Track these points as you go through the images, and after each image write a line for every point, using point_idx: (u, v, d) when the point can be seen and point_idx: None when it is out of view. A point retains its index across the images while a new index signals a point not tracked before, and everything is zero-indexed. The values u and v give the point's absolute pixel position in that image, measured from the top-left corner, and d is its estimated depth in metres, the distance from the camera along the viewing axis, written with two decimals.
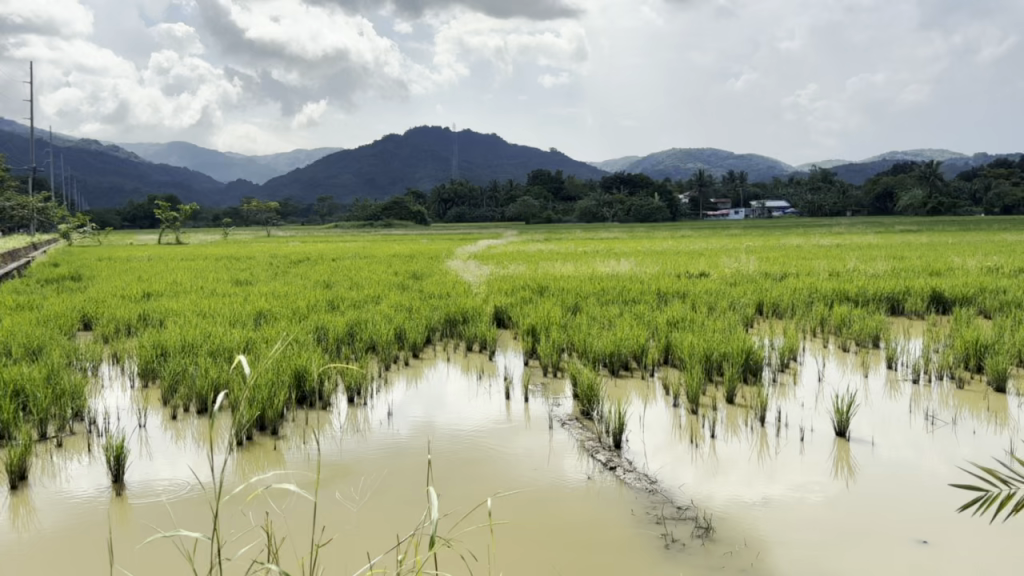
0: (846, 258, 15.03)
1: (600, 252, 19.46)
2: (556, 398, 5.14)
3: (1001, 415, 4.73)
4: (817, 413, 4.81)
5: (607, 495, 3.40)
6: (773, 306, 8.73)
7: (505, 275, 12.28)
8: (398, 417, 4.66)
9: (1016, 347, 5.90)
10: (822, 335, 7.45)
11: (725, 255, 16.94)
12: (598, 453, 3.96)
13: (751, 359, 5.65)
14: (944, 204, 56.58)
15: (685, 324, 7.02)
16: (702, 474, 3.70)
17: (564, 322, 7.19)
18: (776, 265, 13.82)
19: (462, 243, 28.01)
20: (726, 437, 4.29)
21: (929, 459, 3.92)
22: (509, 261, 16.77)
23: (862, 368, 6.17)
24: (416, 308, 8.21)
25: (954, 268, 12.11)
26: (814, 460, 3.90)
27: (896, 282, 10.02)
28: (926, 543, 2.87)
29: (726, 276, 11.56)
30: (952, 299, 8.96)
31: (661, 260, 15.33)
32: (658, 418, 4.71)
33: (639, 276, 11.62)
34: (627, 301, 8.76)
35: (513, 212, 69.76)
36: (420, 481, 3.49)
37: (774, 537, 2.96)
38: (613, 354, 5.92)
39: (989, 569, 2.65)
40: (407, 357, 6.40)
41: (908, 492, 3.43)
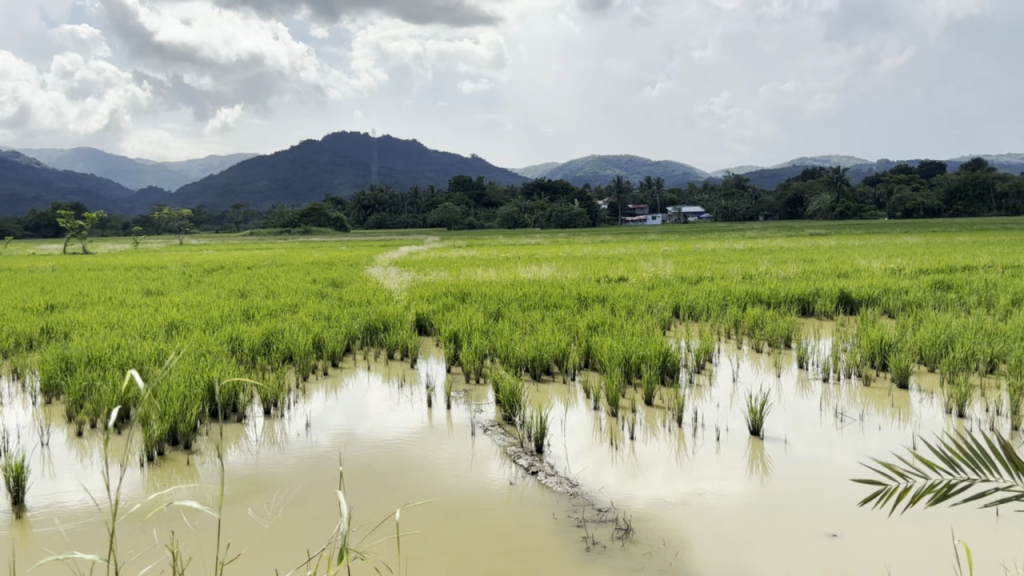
0: (757, 262, 15.47)
1: (519, 258, 19.63)
2: (478, 404, 5.14)
3: (904, 411, 4.93)
4: (732, 413, 4.93)
5: (527, 500, 3.42)
6: (689, 309, 8.93)
7: (427, 281, 12.24)
8: (317, 428, 4.59)
9: (917, 345, 6.19)
10: (736, 336, 7.65)
11: (643, 260, 17.26)
12: (520, 458, 3.98)
13: (669, 360, 5.76)
14: (852, 210, 58.77)
15: (605, 328, 7.10)
16: (621, 476, 3.75)
17: (486, 328, 7.20)
18: (692, 268, 14.13)
19: (383, 251, 27.87)
20: (645, 438, 4.36)
21: (838, 455, 4.05)
22: (429, 266, 16.74)
23: (775, 368, 6.35)
24: (336, 317, 8.10)
25: (859, 270, 12.62)
26: (729, 459, 3.99)
27: (806, 284, 10.39)
28: (835, 537, 2.97)
29: (643, 280, 11.78)
30: (859, 300, 9.31)
31: (582, 265, 15.51)
32: (578, 422, 4.75)
33: (560, 281, 11.73)
34: (548, 306, 8.83)
35: (433, 218, 69.57)
36: (335, 492, 3.44)
37: (691, 536, 3.02)
38: (535, 358, 5.96)
39: (896, 559, 2.75)
40: (326, 366, 6.31)
41: (818, 488, 3.54)
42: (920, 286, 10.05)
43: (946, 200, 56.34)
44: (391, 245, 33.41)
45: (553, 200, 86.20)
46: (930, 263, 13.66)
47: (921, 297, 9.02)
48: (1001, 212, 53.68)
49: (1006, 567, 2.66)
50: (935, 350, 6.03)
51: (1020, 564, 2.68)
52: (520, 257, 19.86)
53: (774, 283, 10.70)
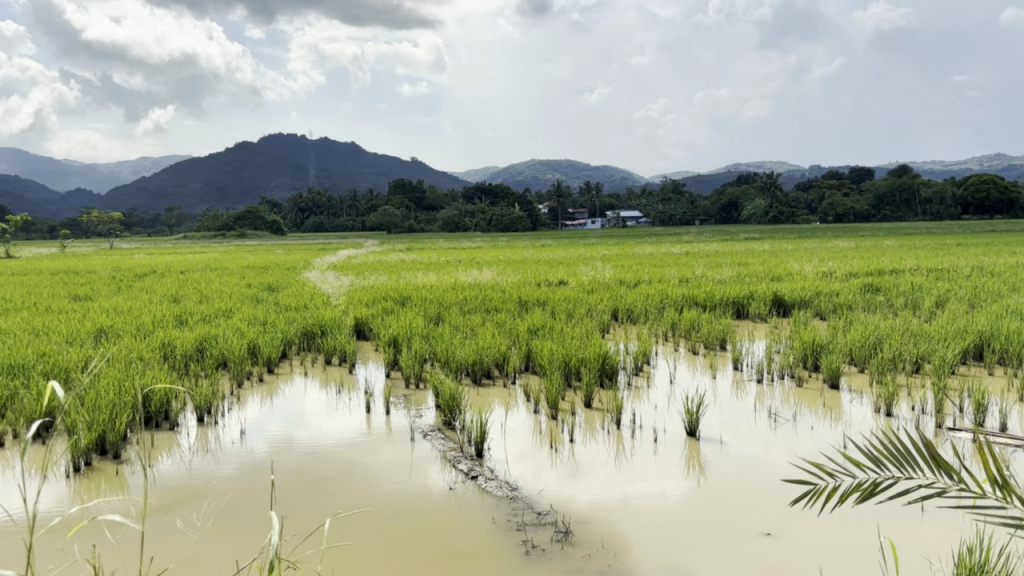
0: (694, 265, 15.73)
1: (460, 261, 19.57)
2: (417, 410, 5.10)
3: (835, 411, 5.05)
4: (670, 414, 5.00)
5: (466, 505, 3.40)
6: (628, 312, 9.03)
7: (366, 286, 12.12)
8: (253, 435, 4.50)
9: (847, 346, 6.36)
10: (673, 339, 7.76)
11: (583, 263, 17.40)
12: (460, 463, 3.96)
13: (608, 363, 5.83)
14: (785, 215, 60.12)
15: (545, 332, 7.14)
16: (561, 478, 3.76)
17: (427, 333, 7.16)
18: (631, 271, 14.30)
19: (321, 255, 27.54)
20: (584, 441, 4.39)
21: (772, 454, 4.13)
22: (369, 270, 16.62)
23: (711, 370, 6.47)
24: (272, 322, 7.96)
25: (792, 273, 12.93)
26: (668, 460, 4.04)
27: (741, 288, 10.59)
28: (768, 536, 3.03)
29: (583, 284, 11.85)
30: (791, 303, 9.53)
31: (522, 269, 15.55)
32: (519, 425, 4.76)
33: (500, 285, 11.74)
34: (488, 310, 8.84)
35: (373, 222, 69.02)
36: (268, 502, 3.38)
37: (629, 537, 3.05)
38: (475, 362, 5.95)
39: (827, 557, 2.82)
40: (261, 372, 6.20)
41: (752, 487, 3.61)
42: (850, 289, 10.32)
43: (875, 206, 58.10)
44: (329, 249, 33.00)
45: (493, 204, 86.29)
46: (860, 267, 14.04)
47: (850, 299, 9.29)
48: (925, 216, 55.62)
49: (930, 561, 2.75)
50: (865, 351, 6.21)
51: (943, 557, 2.78)
52: (460, 261, 19.74)
53: (710, 286, 10.89)
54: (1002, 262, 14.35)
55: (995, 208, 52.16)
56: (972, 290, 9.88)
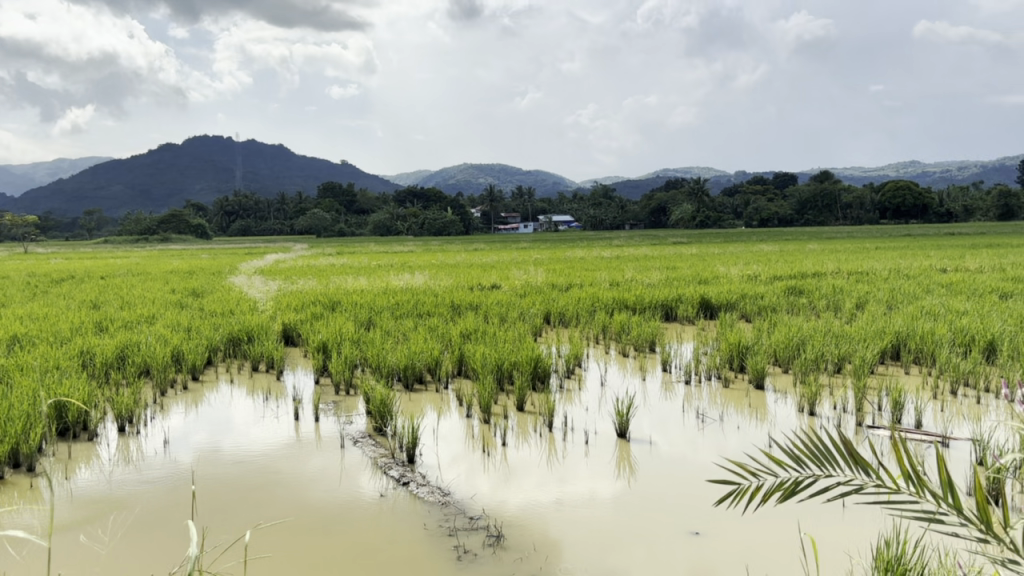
0: (623, 269, 15.93)
1: (391, 265, 19.43)
2: (348, 416, 5.04)
3: (760, 411, 5.17)
4: (600, 416, 5.04)
5: (398, 512, 3.37)
6: (559, 316, 9.08)
7: (294, 290, 11.91)
8: (178, 445, 4.38)
9: (772, 348, 6.52)
10: (604, 342, 7.84)
11: (515, 267, 17.44)
12: (391, 469, 3.93)
13: (539, 366, 5.85)
14: (712, 219, 61.44)
15: (478, 335, 7.13)
16: (494, 482, 3.76)
17: (357, 338, 7.08)
18: (562, 275, 14.39)
19: (246, 259, 26.97)
20: (517, 444, 4.40)
21: (699, 454, 4.21)
22: (297, 275, 16.39)
23: (640, 372, 6.56)
24: (197, 328, 7.76)
25: (718, 277, 13.19)
26: (598, 462, 4.08)
27: (669, 291, 10.76)
28: (696, 534, 3.08)
29: (515, 288, 11.90)
30: (717, 305, 9.72)
31: (454, 273, 15.49)
32: (451, 430, 4.74)
33: (432, 289, 11.70)
34: (420, 314, 8.80)
35: (302, 225, 68.00)
36: (186, 513, 3.28)
37: (560, 539, 3.07)
38: (407, 368, 5.92)
39: (753, 554, 2.88)
40: (185, 380, 6.03)
41: (679, 487, 3.66)
42: (775, 292, 10.60)
43: (798, 210, 59.77)
44: (256, 253, 32.38)
45: (425, 207, 85.97)
46: (783, 270, 14.45)
47: (774, 302, 9.54)
48: (844, 221, 57.54)
49: (850, 555, 2.84)
50: (789, 352, 6.37)
51: (862, 551, 2.87)
52: (392, 265, 19.60)
53: (639, 289, 11.04)
54: (916, 266, 14.95)
55: (910, 213, 54.25)
56: (889, 292, 10.24)
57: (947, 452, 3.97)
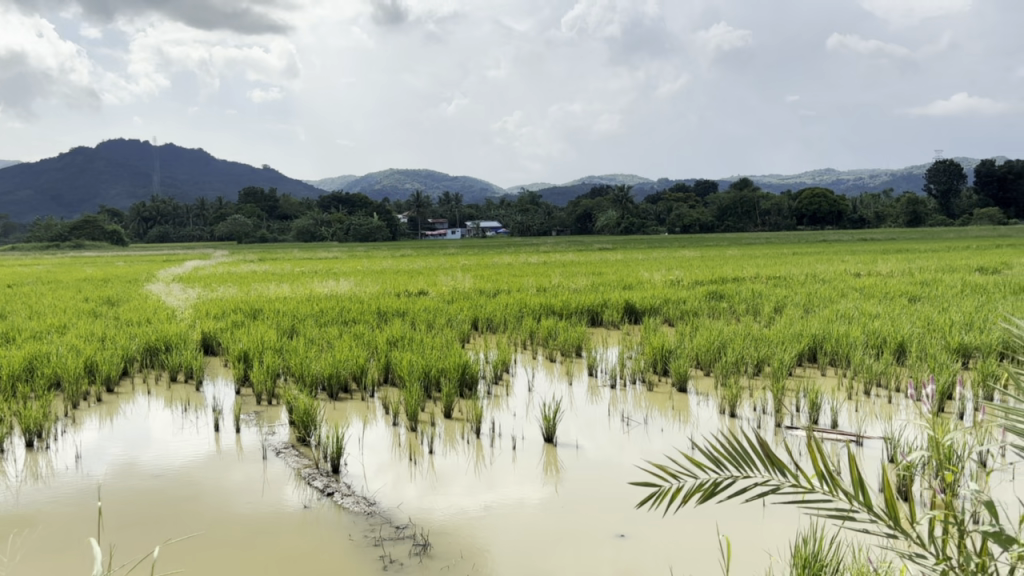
0: (550, 275, 16.01)
1: (315, 273, 19.11)
2: (270, 427, 4.94)
3: (684, 413, 5.27)
4: (528, 422, 5.06)
5: (322, 523, 3.31)
6: (487, 322, 9.10)
7: (215, 298, 11.65)
8: (92, 460, 4.22)
9: (694, 351, 6.65)
10: (531, 347, 7.89)
11: (442, 273, 17.38)
12: (315, 479, 3.86)
13: (467, 373, 5.84)
14: (636, 225, 62.42)
15: (404, 343, 7.08)
16: (422, 491, 3.73)
17: (280, 346, 6.95)
18: (490, 281, 14.40)
19: (164, 265, 26.23)
20: (444, 452, 4.37)
21: (625, 457, 4.27)
22: (217, 282, 16.01)
23: (567, 376, 6.61)
24: (112, 337, 7.50)
25: (642, 282, 13.40)
26: (526, 467, 4.08)
27: (594, 296, 10.90)
28: (622, 537, 3.11)
29: (442, 294, 11.88)
30: (642, 310, 9.87)
31: (379, 280, 15.33)
32: (378, 439, 4.69)
33: (358, 295, 11.59)
34: (345, 322, 8.68)
35: (222, 231, 66.35)
36: (92, 531, 3.15)
37: (488, 546, 3.06)
38: (332, 376, 5.83)
39: (678, 555, 2.92)
40: (99, 391, 5.82)
41: (606, 491, 3.70)
42: (697, 296, 10.84)
43: (719, 217, 61.25)
44: (174, 260, 31.44)
45: (350, 213, 84.99)
46: (704, 275, 14.73)
47: (696, 306, 9.74)
48: (763, 227, 59.16)
49: (770, 553, 2.91)
50: (710, 355, 6.51)
51: (781, 549, 2.95)
52: (316, 272, 19.26)
53: (566, 295, 11.15)
54: (832, 271, 15.46)
55: (825, 220, 56.15)
56: (805, 295, 10.58)
57: (860, 451, 4.11)
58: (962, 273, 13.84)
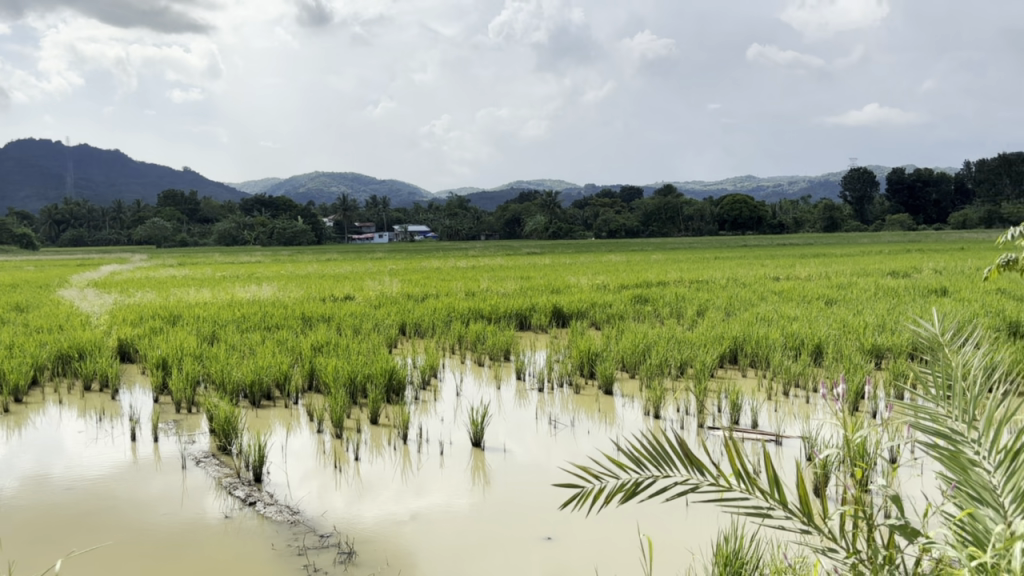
0: (478, 279, 16.01)
1: (237, 277, 18.66)
2: (190, 436, 4.80)
3: (610, 415, 5.34)
4: (455, 426, 5.06)
5: (244, 533, 3.24)
6: (415, 326, 9.05)
7: (132, 303, 11.32)
8: (0, 473, 4.03)
9: (620, 354, 6.74)
10: (460, 351, 7.87)
11: (368, 277, 17.21)
12: (237, 489, 3.77)
13: (394, 379, 5.80)
14: (564, 230, 62.93)
15: (330, 348, 6.98)
16: (347, 498, 3.68)
17: (200, 353, 6.78)
18: (417, 285, 14.33)
19: (77, 269, 25.33)
20: (370, 458, 4.33)
21: (551, 460, 4.29)
22: (133, 287, 15.48)
23: (494, 380, 6.62)
24: (21, 345, 7.19)
25: (570, 286, 13.51)
26: (453, 472, 4.07)
27: (523, 300, 10.94)
28: (549, 540, 3.13)
29: (369, 298, 11.79)
30: (569, 314, 9.95)
31: (303, 284, 15.07)
32: (302, 446, 4.62)
33: (281, 300, 11.41)
34: (269, 327, 8.51)
35: (140, 236, 64.25)
36: None
37: (414, 552, 3.03)
38: (255, 384, 5.71)
39: (604, 556, 2.95)
40: (7, 402, 5.58)
41: (532, 493, 3.72)
42: (623, 300, 10.98)
43: (644, 223, 62.20)
44: (88, 265, 30.25)
45: (274, 216, 83.51)
46: (629, 279, 14.98)
47: (622, 310, 9.88)
48: (686, 232, 60.31)
49: (691, 551, 2.97)
50: (635, 357, 6.61)
51: (702, 547, 3.01)
52: (238, 277, 18.82)
53: (494, 299, 11.19)
54: (753, 275, 15.82)
55: (747, 225, 57.58)
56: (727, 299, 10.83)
57: (779, 450, 4.23)
58: (875, 277, 14.37)
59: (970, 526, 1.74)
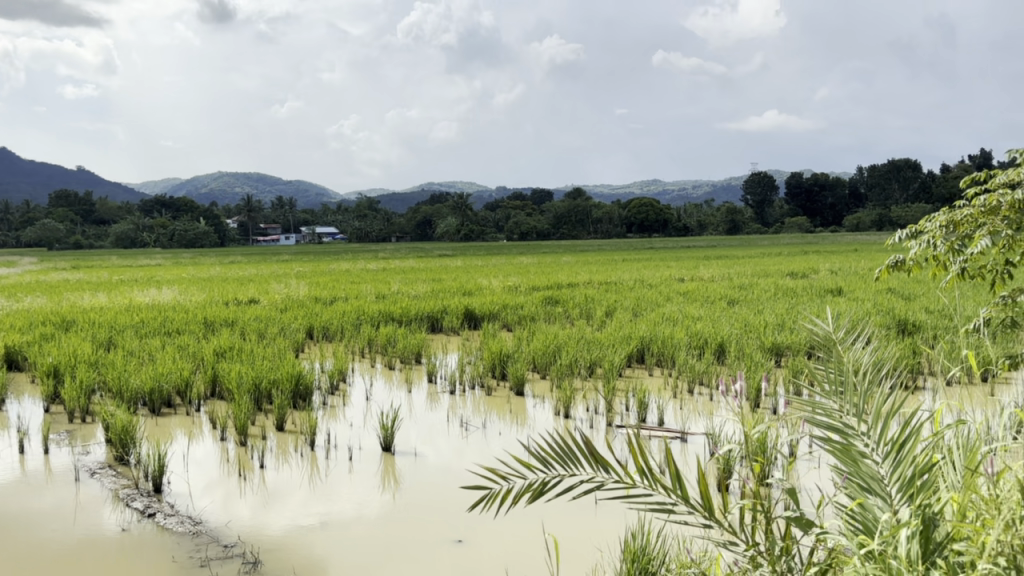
0: (388, 281, 15.86)
1: (136, 280, 18.03)
2: (84, 446, 4.60)
3: (521, 416, 5.36)
4: (365, 431, 4.98)
5: (142, 545, 3.12)
6: (323, 330, 8.89)
7: (22, 308, 10.77)
8: None
9: (530, 355, 6.78)
10: (369, 355, 7.79)
11: (274, 281, 16.80)
12: (134, 500, 3.63)
13: (301, 384, 5.69)
14: (474, 233, 62.90)
15: (233, 353, 6.79)
16: (253, 506, 3.59)
17: (95, 360, 6.49)
18: (325, 288, 14.09)
19: None
20: (276, 465, 4.23)
21: (462, 462, 4.28)
22: (21, 292, 14.70)
23: (406, 384, 6.55)
24: None
25: (481, 289, 13.53)
26: (361, 478, 4.02)
27: (434, 302, 10.90)
28: (460, 542, 3.12)
29: (275, 302, 11.54)
30: (480, 316, 9.96)
31: (205, 288, 14.61)
32: (204, 454, 4.48)
33: (183, 305, 11.05)
34: (169, 333, 8.21)
35: (30, 238, 61.12)
36: None
37: (322, 560, 2.98)
38: (154, 391, 5.49)
39: (514, 557, 2.96)
40: None
41: (442, 497, 3.70)
42: (533, 302, 11.06)
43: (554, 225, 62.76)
44: None
45: (174, 217, 80.77)
46: (540, 281, 15.09)
47: (533, 311, 9.95)
48: (596, 234, 61.14)
49: (598, 549, 3.01)
50: (546, 358, 6.67)
51: (610, 545, 3.05)
52: (135, 280, 18.05)
53: (404, 301, 11.10)
54: (660, 275, 16.20)
55: (654, 228, 58.81)
56: (634, 300, 11.04)
57: (685, 447, 4.32)
58: (774, 278, 14.85)
59: (860, 515, 1.83)
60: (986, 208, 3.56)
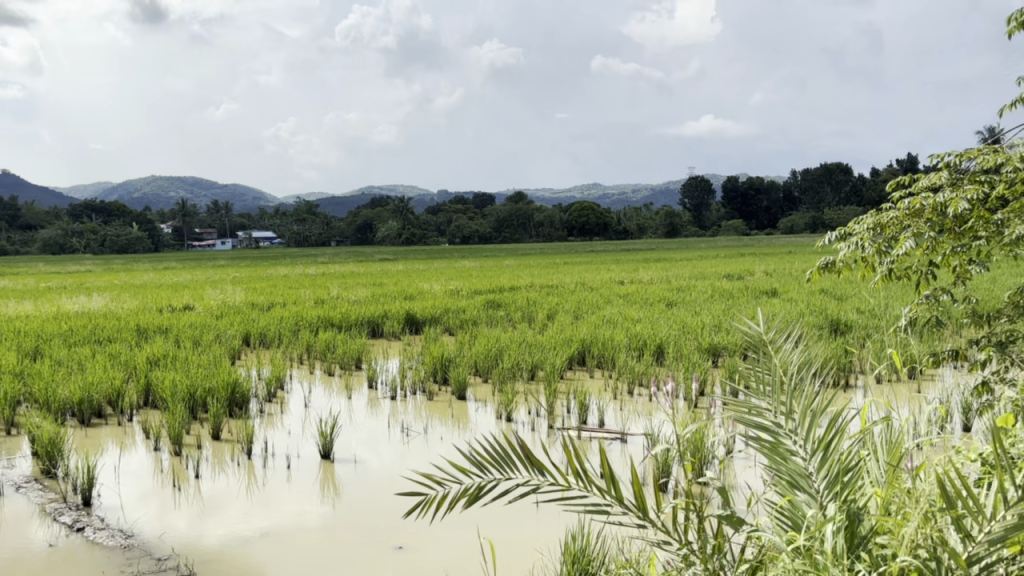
0: (328, 287, 15.68)
1: (65, 287, 17.48)
2: (9, 459, 4.44)
3: (462, 420, 5.35)
4: (303, 439, 4.91)
5: (71, 560, 3.03)
6: (260, 337, 8.74)
7: None
8: None
9: (472, 359, 6.79)
10: (308, 361, 7.69)
11: (210, 287, 16.44)
12: (62, 515, 3.52)
13: (237, 392, 5.59)
14: (416, 237, 62.59)
15: (167, 361, 6.63)
16: (188, 517, 3.52)
17: (21, 370, 6.27)
18: (263, 294, 13.86)
19: None
20: (212, 475, 4.15)
21: (403, 468, 4.26)
22: None
23: (345, 390, 6.48)
24: None
25: (422, 292, 13.48)
26: (301, 486, 3.97)
27: (374, 307, 10.81)
28: (401, 548, 3.11)
29: (210, 308, 11.30)
30: (422, 320, 9.90)
31: (137, 294, 14.23)
32: (136, 466, 4.37)
33: (114, 312, 10.75)
34: (99, 341, 7.98)
35: None
36: None
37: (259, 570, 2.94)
38: (83, 402, 5.33)
39: (454, 562, 2.95)
40: None
41: (381, 503, 3.67)
42: (475, 305, 11.05)
43: (496, 229, 62.80)
44: None
45: (106, 222, 78.58)
46: (482, 285, 15.08)
47: (474, 315, 9.94)
48: (537, 238, 61.38)
49: (537, 552, 3.02)
50: (488, 361, 6.67)
51: (548, 547, 3.07)
52: (64, 288, 17.48)
53: (344, 307, 10.98)
54: (601, 278, 16.33)
55: (595, 232, 59.30)
56: (575, 302, 11.12)
57: (624, 447, 4.37)
58: (712, 280, 15.12)
59: (789, 510, 1.88)
60: (911, 211, 3.67)
